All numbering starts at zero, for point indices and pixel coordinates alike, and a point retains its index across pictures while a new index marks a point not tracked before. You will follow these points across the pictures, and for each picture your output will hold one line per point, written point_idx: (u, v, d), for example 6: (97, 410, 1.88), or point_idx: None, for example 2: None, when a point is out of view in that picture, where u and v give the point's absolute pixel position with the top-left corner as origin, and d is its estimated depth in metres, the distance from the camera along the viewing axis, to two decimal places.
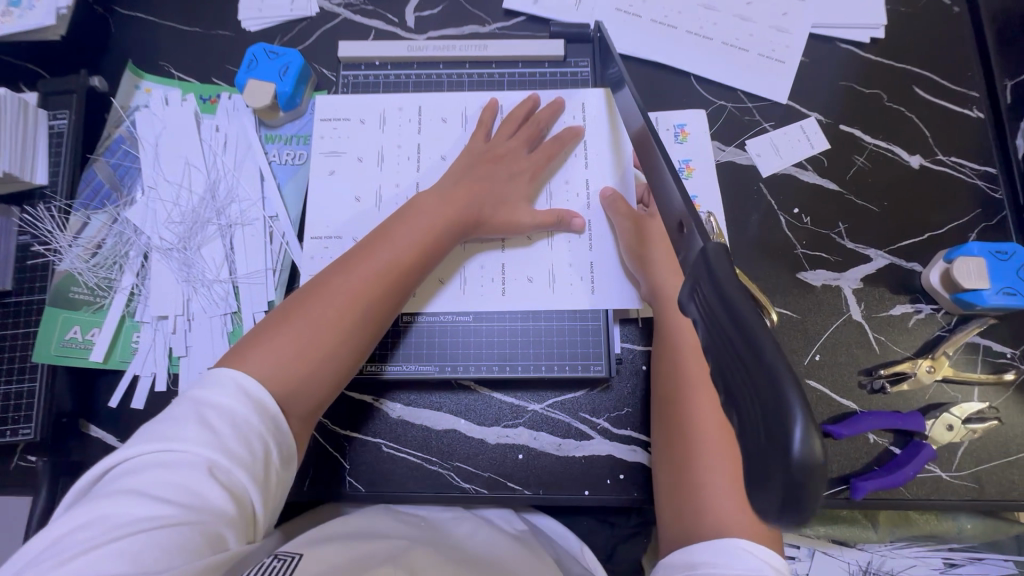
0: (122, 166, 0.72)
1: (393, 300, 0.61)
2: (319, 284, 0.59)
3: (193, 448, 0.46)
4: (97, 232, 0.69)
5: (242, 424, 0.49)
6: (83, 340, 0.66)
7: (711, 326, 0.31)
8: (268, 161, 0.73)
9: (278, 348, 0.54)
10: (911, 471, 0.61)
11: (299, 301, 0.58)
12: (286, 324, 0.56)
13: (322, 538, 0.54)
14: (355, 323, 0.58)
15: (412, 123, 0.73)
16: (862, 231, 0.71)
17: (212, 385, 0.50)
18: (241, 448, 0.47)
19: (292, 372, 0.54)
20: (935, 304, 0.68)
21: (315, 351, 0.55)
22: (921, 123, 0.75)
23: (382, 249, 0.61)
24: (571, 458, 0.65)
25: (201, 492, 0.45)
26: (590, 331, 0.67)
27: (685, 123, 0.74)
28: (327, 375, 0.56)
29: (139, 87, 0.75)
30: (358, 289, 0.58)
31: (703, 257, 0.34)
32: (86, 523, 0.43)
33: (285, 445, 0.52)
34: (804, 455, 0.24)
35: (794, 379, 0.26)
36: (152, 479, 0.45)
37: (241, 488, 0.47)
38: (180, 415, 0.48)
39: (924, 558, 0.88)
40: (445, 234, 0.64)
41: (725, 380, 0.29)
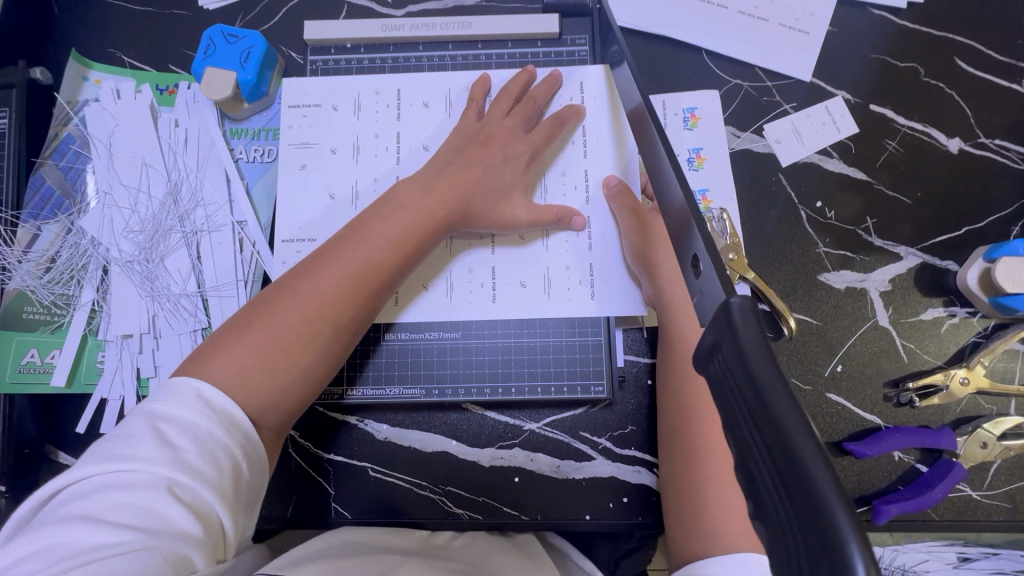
0: (73, 169, 0.65)
1: (371, 301, 0.55)
2: (286, 286, 0.53)
3: (151, 465, 0.41)
4: (49, 244, 0.64)
5: (205, 438, 0.44)
6: (43, 364, 0.62)
7: (727, 397, 0.26)
8: (234, 159, 0.66)
9: (240, 359, 0.49)
10: (941, 492, 0.56)
11: (264, 303, 0.52)
12: (250, 329, 0.50)
13: (305, 555, 0.48)
14: (328, 328, 0.52)
15: (390, 109, 0.65)
16: (892, 225, 0.64)
17: (168, 396, 0.45)
18: (205, 463, 0.43)
19: (258, 382, 0.49)
20: (970, 307, 0.62)
21: (284, 358, 0.50)
22: (962, 101, 0.66)
23: (356, 246, 0.55)
24: (571, 480, 0.60)
25: (161, 512, 0.40)
26: (591, 348, 0.61)
27: (696, 107, 0.67)
28: (298, 387, 0.51)
29: (87, 78, 0.67)
30: (330, 290, 0.53)
31: (723, 311, 0.28)
32: (31, 554, 0.37)
33: (255, 458, 0.47)
34: None
35: (842, 497, 0.21)
36: (105, 502, 0.40)
37: (207, 506, 0.42)
38: (134, 431, 0.43)
39: (936, 553, 0.84)
40: (428, 231, 0.57)
41: (748, 469, 0.24)
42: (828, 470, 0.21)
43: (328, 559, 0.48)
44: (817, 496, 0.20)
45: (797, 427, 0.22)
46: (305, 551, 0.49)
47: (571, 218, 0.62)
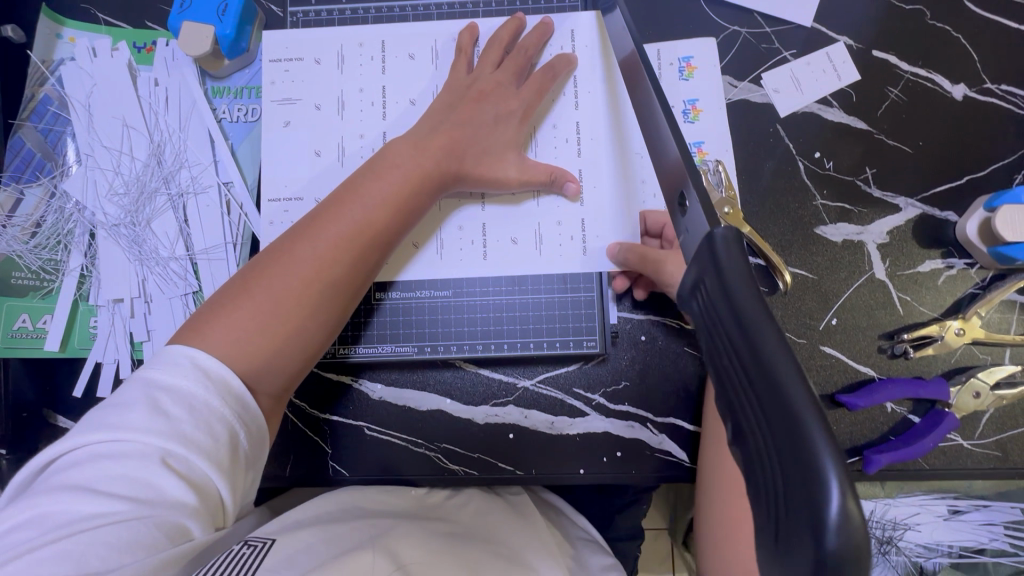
0: (53, 132, 0.64)
1: (368, 263, 0.54)
2: (281, 250, 0.52)
3: (144, 435, 0.41)
4: (34, 208, 0.63)
5: (200, 408, 0.43)
6: (35, 329, 0.62)
7: (718, 344, 0.24)
8: (217, 119, 0.65)
9: (238, 323, 0.48)
10: (931, 441, 0.57)
11: (259, 268, 0.52)
12: (246, 295, 0.50)
13: (299, 520, 0.49)
14: (325, 291, 0.52)
15: (375, 62, 0.63)
16: (892, 176, 0.62)
17: (164, 364, 0.45)
18: (200, 434, 0.42)
19: (256, 347, 0.48)
20: (969, 259, 0.61)
21: (280, 323, 0.50)
22: (968, 45, 0.64)
23: (351, 207, 0.54)
24: (565, 436, 0.61)
25: (156, 483, 0.40)
26: (582, 304, 0.61)
27: (692, 56, 0.64)
28: (297, 350, 0.51)
29: (61, 36, 0.65)
30: (325, 253, 0.52)
31: (708, 243, 0.27)
32: (26, 521, 0.38)
33: (254, 425, 0.47)
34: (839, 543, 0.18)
35: (825, 429, 0.20)
36: (99, 471, 0.40)
37: (203, 476, 0.42)
38: (129, 398, 0.43)
39: (928, 506, 0.85)
40: (420, 189, 0.56)
41: (732, 409, 0.23)
42: (823, 428, 0.20)
43: (323, 523, 0.49)
44: (808, 454, 0.19)
45: (793, 380, 0.21)
46: (300, 516, 0.50)
47: (564, 176, 0.60)
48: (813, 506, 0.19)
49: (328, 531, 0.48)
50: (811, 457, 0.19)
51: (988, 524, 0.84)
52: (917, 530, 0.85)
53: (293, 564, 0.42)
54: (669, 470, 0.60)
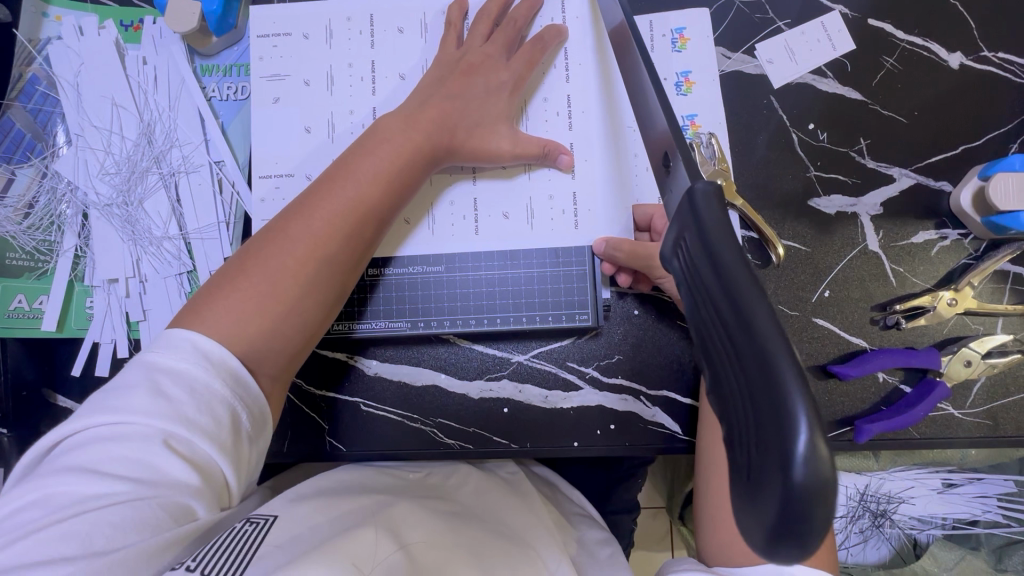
0: (42, 112, 0.64)
1: (364, 240, 0.54)
2: (275, 231, 0.52)
3: (144, 418, 0.41)
4: (26, 189, 0.63)
5: (201, 390, 0.43)
6: (31, 309, 0.62)
7: (699, 306, 0.25)
8: (207, 97, 0.64)
9: (236, 304, 0.48)
10: (922, 411, 0.57)
11: (254, 250, 0.51)
12: (243, 276, 0.50)
13: (300, 495, 0.50)
14: (322, 269, 0.51)
15: (363, 36, 0.62)
16: (887, 147, 0.62)
17: (166, 347, 0.45)
18: (202, 416, 0.42)
19: (257, 326, 0.48)
20: (963, 229, 0.61)
21: (280, 302, 0.49)
22: (966, 12, 0.63)
23: (344, 184, 0.53)
24: (559, 410, 0.61)
25: (158, 464, 0.40)
26: (575, 278, 0.60)
27: (684, 27, 0.63)
28: (296, 329, 0.51)
29: (47, 15, 0.64)
30: (321, 231, 0.52)
31: (690, 200, 0.28)
32: (31, 503, 0.39)
33: (256, 407, 0.47)
34: (806, 477, 0.19)
35: (800, 373, 0.20)
36: (101, 453, 0.40)
37: (207, 457, 0.42)
38: (131, 381, 0.43)
39: (923, 480, 0.86)
40: (412, 164, 0.56)
41: (712, 364, 0.24)
42: (804, 386, 0.20)
43: (323, 498, 0.50)
44: (788, 414, 0.20)
45: (776, 340, 0.21)
46: (300, 491, 0.51)
47: (554, 152, 0.59)
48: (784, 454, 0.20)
49: (330, 506, 0.49)
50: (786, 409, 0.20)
51: (982, 496, 0.85)
52: (910, 503, 0.86)
53: (296, 542, 0.43)
54: (662, 442, 0.61)
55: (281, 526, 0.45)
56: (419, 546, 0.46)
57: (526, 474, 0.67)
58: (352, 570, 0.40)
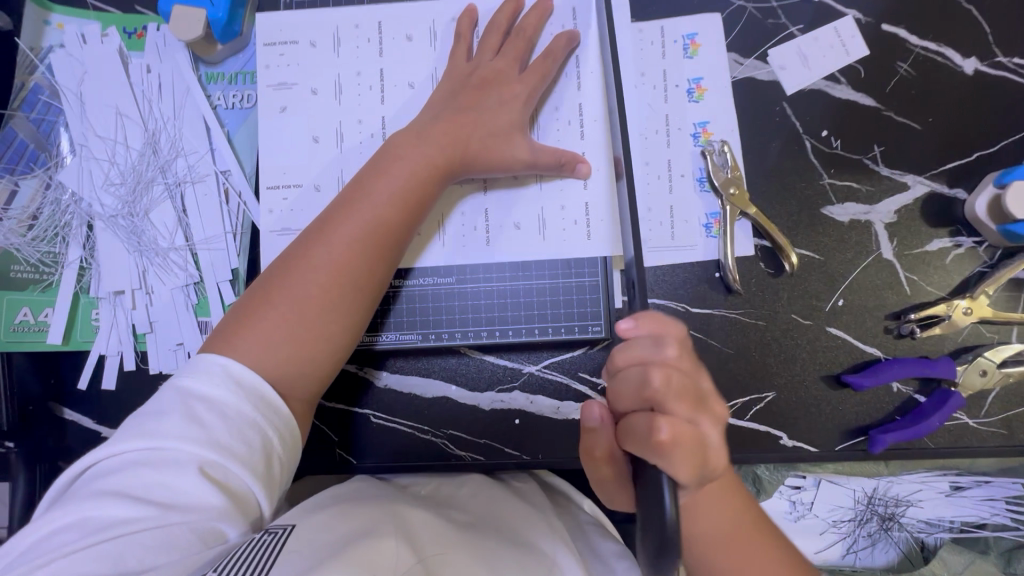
0: (45, 122, 0.63)
1: (385, 260, 0.54)
2: (297, 256, 0.52)
3: (180, 444, 0.43)
4: (30, 200, 0.62)
5: (233, 416, 0.45)
6: (36, 322, 0.62)
7: None
8: (212, 106, 0.63)
9: (265, 332, 0.50)
10: (937, 421, 0.57)
11: (277, 277, 0.52)
12: (270, 303, 0.51)
13: (315, 506, 0.49)
14: (347, 294, 0.52)
15: (371, 44, 0.62)
16: (901, 155, 0.61)
17: (198, 373, 0.47)
18: (235, 442, 0.44)
19: (287, 354, 0.50)
20: (977, 237, 0.60)
21: (306, 328, 0.51)
22: (981, 17, 0.62)
23: (362, 206, 0.53)
24: (571, 420, 0.61)
25: (192, 490, 0.42)
26: (587, 289, 0.60)
27: (696, 33, 0.63)
28: (323, 354, 0.52)
29: (49, 22, 0.63)
30: (341, 255, 0.52)
31: None
32: (69, 523, 0.41)
33: (287, 431, 0.48)
34: None
35: None
36: (138, 478, 0.42)
37: (241, 481, 0.44)
38: (166, 407, 0.45)
39: (931, 483, 0.86)
40: (428, 180, 0.55)
41: None
42: None
43: (339, 506, 0.50)
44: None
45: None
46: (314, 502, 0.51)
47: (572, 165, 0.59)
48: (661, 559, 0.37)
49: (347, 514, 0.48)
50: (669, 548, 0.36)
51: (990, 499, 0.85)
52: (919, 506, 0.86)
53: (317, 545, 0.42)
54: None
55: (300, 534, 0.44)
56: (435, 559, 0.45)
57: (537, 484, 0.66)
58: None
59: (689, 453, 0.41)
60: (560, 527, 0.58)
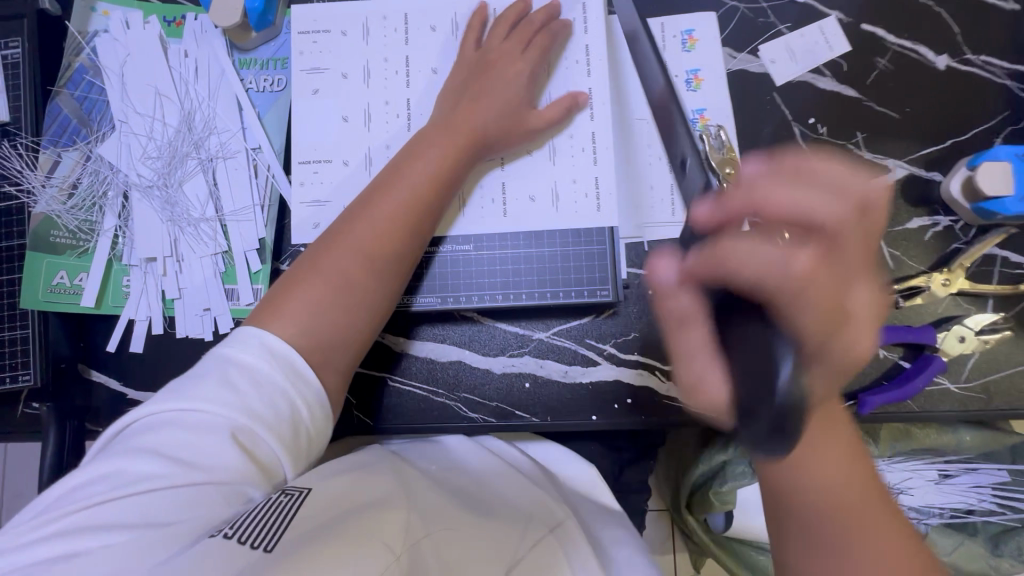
0: (88, 99, 0.67)
1: (421, 236, 0.58)
2: (340, 231, 0.57)
3: (215, 407, 0.46)
4: (70, 171, 0.66)
5: (265, 385, 0.48)
6: (72, 285, 0.65)
7: None
8: (245, 88, 0.68)
9: (311, 299, 0.53)
10: (921, 383, 0.61)
11: (320, 249, 0.56)
12: (315, 272, 0.54)
13: (332, 470, 0.51)
14: (386, 265, 0.56)
15: (397, 33, 0.67)
16: (882, 141, 0.67)
17: (238, 343, 0.50)
18: (265, 408, 0.47)
19: (330, 320, 0.53)
20: (953, 216, 0.65)
21: (350, 297, 0.55)
22: (950, 19, 0.68)
23: (399, 184, 0.58)
24: (579, 384, 0.64)
25: (221, 453, 0.45)
26: (596, 256, 0.64)
27: (693, 29, 0.68)
28: (362, 322, 0.56)
29: (95, 10, 0.68)
30: (382, 230, 0.56)
31: None
32: (104, 475, 0.44)
33: (314, 404, 0.51)
34: (788, 388, 0.35)
35: None
36: (172, 438, 0.45)
37: (265, 445, 0.47)
38: (205, 373, 0.48)
39: (919, 470, 0.89)
40: (459, 164, 0.60)
41: None
42: None
43: (348, 474, 0.51)
44: None
45: None
46: (326, 465, 0.52)
47: (577, 97, 0.65)
48: (774, 380, 0.36)
49: (359, 484, 0.50)
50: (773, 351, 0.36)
51: (977, 486, 0.87)
52: (908, 493, 0.90)
53: (329, 515, 0.44)
54: (677, 416, 0.64)
55: (315, 500, 0.45)
56: (438, 537, 0.47)
57: (535, 461, 0.69)
58: (382, 553, 0.42)
59: (829, 288, 0.38)
60: (557, 496, 0.61)
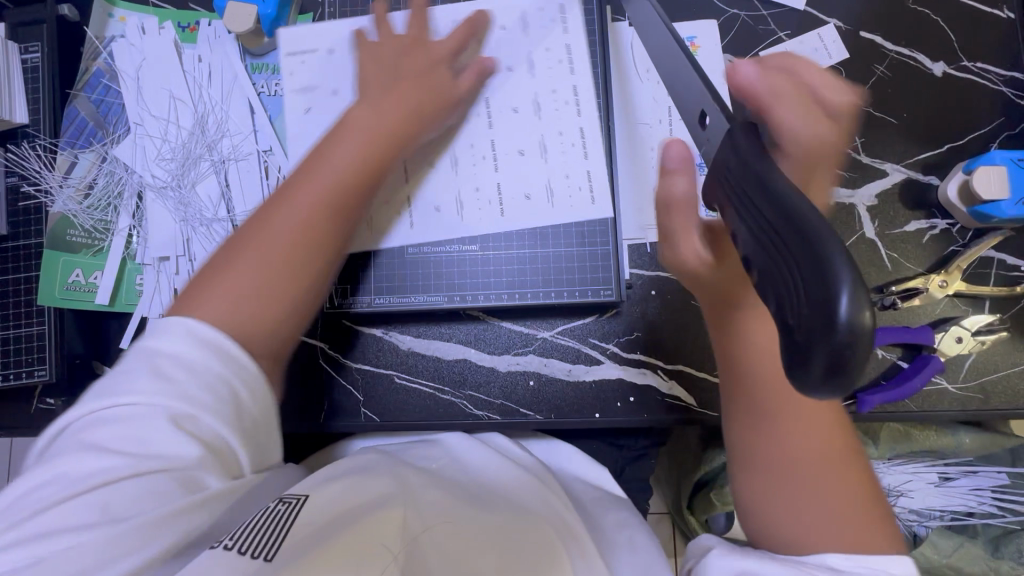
0: (104, 103, 0.69)
1: (350, 220, 0.53)
2: (257, 223, 0.50)
3: (150, 397, 0.40)
4: (87, 172, 0.68)
5: (202, 368, 0.42)
6: (87, 283, 0.66)
7: (764, 241, 0.29)
8: (257, 92, 0.70)
9: (226, 297, 0.46)
10: (918, 383, 0.62)
11: (236, 246, 0.49)
12: (229, 271, 0.47)
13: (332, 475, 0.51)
14: (314, 253, 0.50)
15: None
16: (881, 145, 0.68)
17: (160, 332, 0.43)
18: (204, 392, 0.41)
19: (251, 319, 0.46)
20: (950, 219, 0.67)
21: (274, 291, 0.48)
22: (947, 27, 0.70)
23: (322, 168, 0.53)
24: (582, 382, 0.65)
25: (168, 444, 0.40)
26: (599, 257, 0.65)
27: (695, 36, 0.70)
28: (292, 316, 0.49)
29: (112, 15, 0.70)
30: (305, 216, 0.50)
31: (731, 145, 0.34)
32: (46, 481, 0.38)
33: (257, 383, 0.44)
34: (850, 317, 0.24)
35: (846, 254, 0.25)
36: (108, 435, 0.40)
37: (213, 430, 0.41)
38: (132, 365, 0.42)
39: (921, 473, 0.87)
40: (405, 126, 0.57)
41: (774, 273, 0.28)
42: (851, 267, 0.25)
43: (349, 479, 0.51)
44: (832, 278, 0.25)
45: (829, 242, 0.26)
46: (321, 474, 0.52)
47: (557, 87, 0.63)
48: (830, 313, 0.25)
49: (357, 490, 0.49)
50: (829, 272, 0.25)
51: (977, 488, 0.86)
52: (909, 496, 0.88)
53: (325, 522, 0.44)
54: (678, 414, 0.65)
55: (314, 504, 0.46)
56: (426, 538, 0.46)
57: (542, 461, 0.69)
58: (383, 555, 0.42)
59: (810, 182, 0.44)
60: (562, 494, 0.61)
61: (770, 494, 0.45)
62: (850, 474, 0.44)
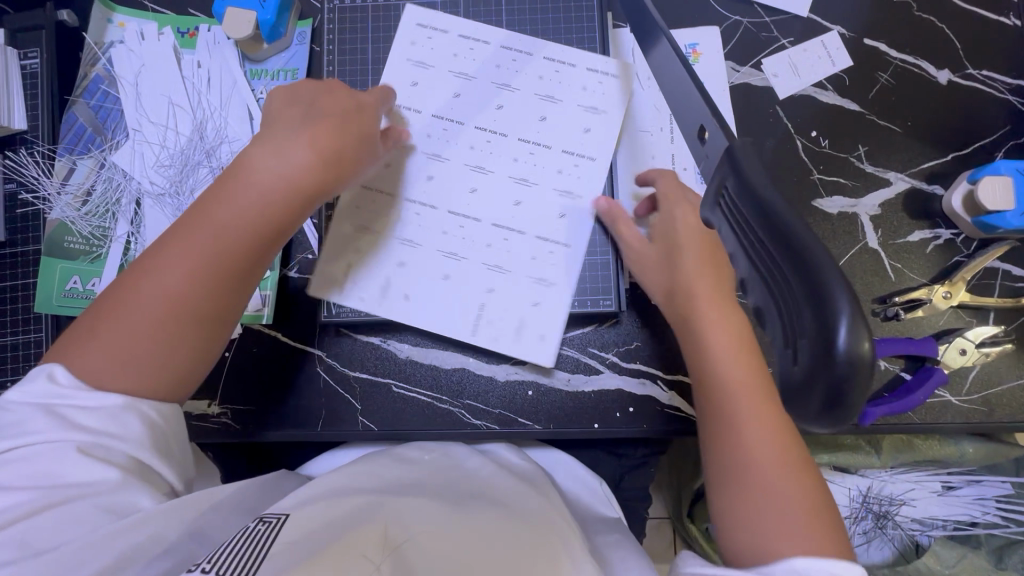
0: (102, 108, 0.69)
1: (233, 285, 0.50)
2: (130, 281, 0.48)
3: (51, 434, 0.42)
4: (85, 177, 0.67)
5: (100, 402, 0.44)
6: (84, 290, 0.66)
7: (760, 262, 0.29)
8: (256, 98, 0.69)
9: (89, 360, 0.45)
10: (922, 395, 0.61)
11: (106, 303, 0.47)
12: (93, 331, 0.46)
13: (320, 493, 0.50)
14: (185, 320, 0.48)
15: (414, 47, 0.70)
16: (885, 154, 0.67)
17: (38, 379, 0.44)
18: (110, 422, 0.44)
19: (115, 384, 0.45)
20: (955, 229, 0.66)
21: (138, 359, 0.46)
22: (953, 34, 0.69)
23: (203, 227, 0.49)
24: (581, 392, 0.65)
25: (82, 474, 0.42)
26: (599, 266, 0.66)
27: (697, 43, 0.69)
28: (163, 381, 0.47)
29: (112, 21, 0.70)
30: (177, 281, 0.47)
31: (730, 157, 0.34)
32: None
33: (164, 408, 0.47)
34: (849, 349, 0.24)
35: (845, 282, 0.25)
36: (11, 474, 0.41)
37: (126, 455, 0.44)
38: (20, 412, 0.43)
39: (923, 481, 0.87)
40: (309, 175, 0.51)
41: (772, 297, 0.28)
42: (848, 292, 0.25)
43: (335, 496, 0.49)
44: (829, 302, 0.24)
45: (829, 266, 0.25)
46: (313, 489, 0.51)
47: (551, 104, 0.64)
48: (828, 344, 0.24)
49: (339, 506, 0.48)
50: (828, 302, 0.24)
51: (980, 498, 0.86)
52: (911, 504, 0.88)
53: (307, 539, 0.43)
54: (678, 424, 0.64)
55: (297, 523, 0.45)
56: (414, 545, 0.45)
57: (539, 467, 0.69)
58: (366, 566, 0.41)
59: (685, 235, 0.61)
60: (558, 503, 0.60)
61: (735, 493, 0.47)
62: (811, 479, 0.47)
